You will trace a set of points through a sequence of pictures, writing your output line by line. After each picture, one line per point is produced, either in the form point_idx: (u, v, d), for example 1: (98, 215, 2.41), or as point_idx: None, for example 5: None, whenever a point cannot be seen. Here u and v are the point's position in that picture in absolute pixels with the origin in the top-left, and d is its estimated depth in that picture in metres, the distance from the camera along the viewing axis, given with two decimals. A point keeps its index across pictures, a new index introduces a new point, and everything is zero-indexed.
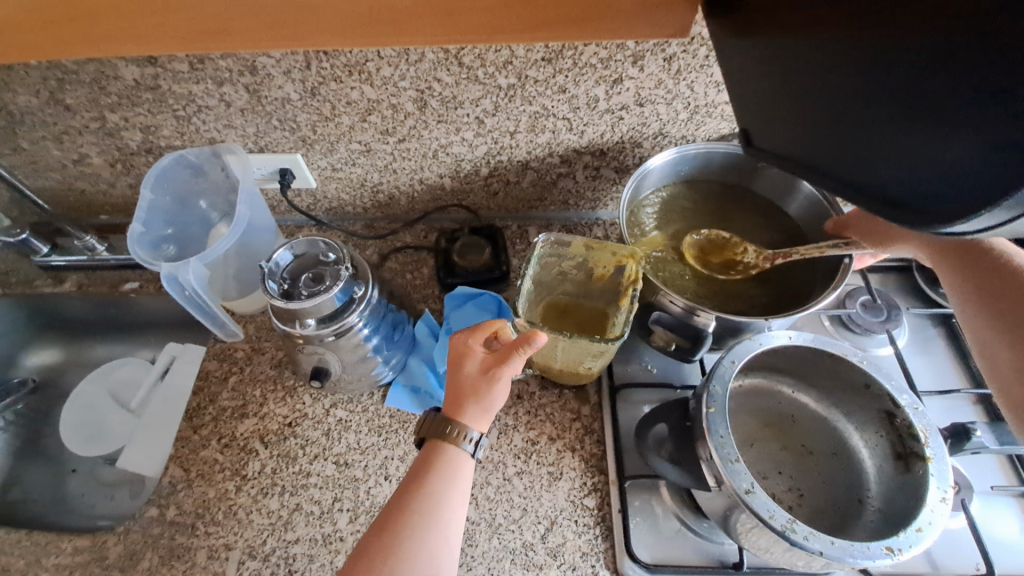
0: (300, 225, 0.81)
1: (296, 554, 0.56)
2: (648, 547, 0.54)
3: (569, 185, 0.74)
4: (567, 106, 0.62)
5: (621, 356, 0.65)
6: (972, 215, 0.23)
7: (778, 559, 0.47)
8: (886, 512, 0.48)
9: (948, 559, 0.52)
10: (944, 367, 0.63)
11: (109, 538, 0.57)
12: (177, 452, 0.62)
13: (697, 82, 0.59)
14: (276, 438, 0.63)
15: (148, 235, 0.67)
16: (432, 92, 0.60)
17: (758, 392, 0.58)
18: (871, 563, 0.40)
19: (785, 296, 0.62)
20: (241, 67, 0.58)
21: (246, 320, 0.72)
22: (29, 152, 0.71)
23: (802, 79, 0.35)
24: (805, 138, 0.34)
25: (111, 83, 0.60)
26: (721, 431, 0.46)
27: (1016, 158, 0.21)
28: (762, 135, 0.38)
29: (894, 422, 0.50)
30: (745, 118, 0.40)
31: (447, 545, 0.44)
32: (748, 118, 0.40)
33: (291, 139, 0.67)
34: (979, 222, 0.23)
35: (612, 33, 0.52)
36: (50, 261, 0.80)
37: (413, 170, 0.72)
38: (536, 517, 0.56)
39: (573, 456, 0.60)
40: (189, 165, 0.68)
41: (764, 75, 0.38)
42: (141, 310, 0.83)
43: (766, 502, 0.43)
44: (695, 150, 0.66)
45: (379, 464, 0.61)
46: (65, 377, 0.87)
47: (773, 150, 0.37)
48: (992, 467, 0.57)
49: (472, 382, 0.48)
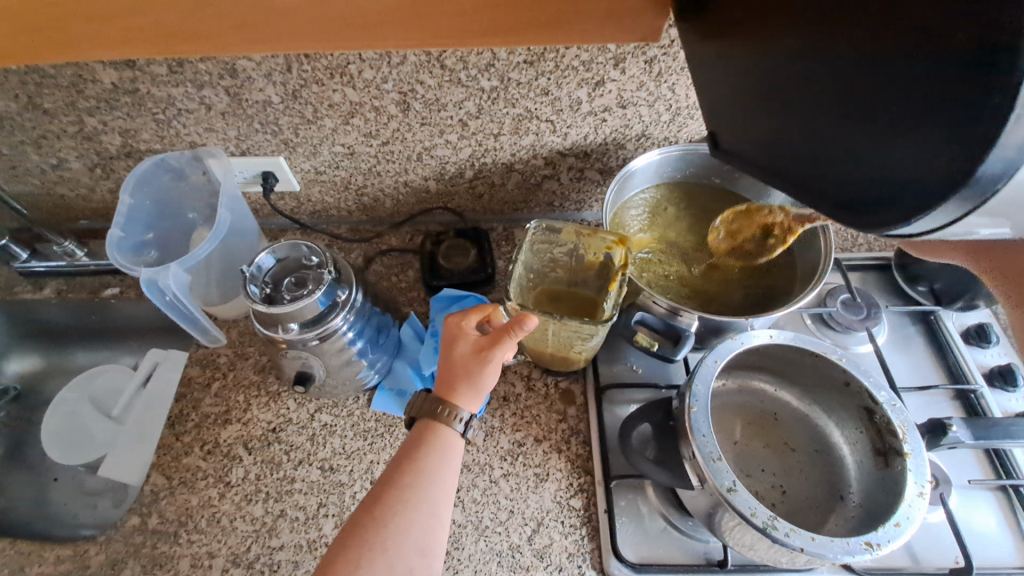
0: (284, 229, 0.81)
1: (281, 560, 0.55)
2: (634, 547, 0.54)
3: (553, 186, 0.74)
4: (550, 108, 0.62)
5: (606, 357, 0.66)
6: (918, 213, 0.23)
7: (762, 556, 0.47)
8: (867, 508, 0.48)
9: (927, 553, 0.53)
10: (923, 363, 0.64)
11: (90, 548, 0.56)
12: (159, 459, 0.61)
13: (679, 84, 0.59)
14: (261, 443, 0.62)
15: (128, 239, 0.66)
16: (415, 95, 0.60)
17: (741, 391, 0.59)
18: (851, 558, 0.41)
19: (765, 296, 0.62)
20: (221, 71, 0.57)
21: (229, 325, 0.71)
22: (5, 157, 0.69)
23: (758, 78, 0.34)
24: (764, 138, 0.34)
25: (88, 87, 0.59)
26: (703, 430, 0.46)
27: (951, 152, 0.22)
28: (726, 136, 0.38)
29: (873, 418, 0.51)
30: (712, 119, 0.40)
31: (438, 522, 0.44)
32: (713, 119, 0.40)
33: (273, 142, 0.66)
34: (926, 222, 0.23)
35: (586, 36, 0.53)
36: (30, 267, 0.79)
37: (397, 173, 0.72)
38: (523, 519, 0.56)
39: (559, 457, 0.60)
40: (170, 169, 0.68)
41: (721, 71, 0.38)
42: (122, 316, 0.81)
43: (747, 500, 0.43)
44: (677, 152, 0.66)
45: (366, 468, 0.60)
46: (46, 384, 0.86)
47: (738, 150, 0.37)
48: (969, 461, 0.58)
49: (463, 363, 0.49)
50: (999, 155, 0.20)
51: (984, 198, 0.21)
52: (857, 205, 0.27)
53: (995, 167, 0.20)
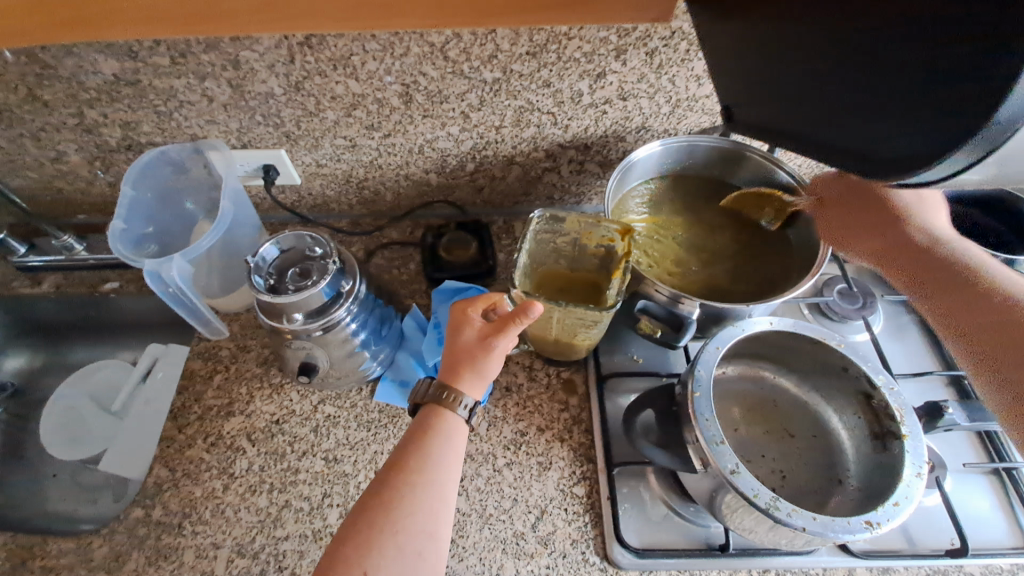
0: (284, 222, 0.81)
1: (286, 550, 0.55)
2: (636, 533, 0.54)
3: (554, 179, 0.75)
4: (552, 100, 0.63)
5: (607, 347, 0.66)
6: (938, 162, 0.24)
7: (762, 539, 0.48)
8: (865, 490, 0.49)
9: (923, 534, 0.54)
10: (918, 352, 0.65)
11: (94, 540, 0.56)
12: (162, 452, 0.61)
13: (679, 76, 0.60)
14: (264, 435, 0.62)
15: (130, 231, 0.66)
16: (417, 86, 0.60)
17: (742, 379, 0.60)
18: (852, 537, 0.42)
19: (763, 291, 0.62)
20: (224, 61, 0.57)
21: (230, 318, 0.71)
22: (3, 151, 0.69)
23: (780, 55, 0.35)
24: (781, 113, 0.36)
25: (90, 78, 0.59)
26: (706, 414, 0.47)
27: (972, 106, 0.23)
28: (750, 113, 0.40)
29: (871, 403, 0.52)
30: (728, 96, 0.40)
31: (444, 503, 0.44)
32: (742, 86, 0.40)
33: (275, 135, 0.67)
34: (943, 169, 0.25)
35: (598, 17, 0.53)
36: (27, 261, 0.78)
37: (399, 166, 0.72)
38: (527, 507, 0.57)
39: (562, 446, 0.60)
40: (170, 162, 0.68)
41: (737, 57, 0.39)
42: (122, 311, 0.81)
43: (750, 481, 0.44)
44: (678, 143, 0.66)
45: (369, 458, 0.61)
46: (42, 381, 0.85)
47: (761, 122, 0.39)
48: (963, 445, 0.60)
49: (469, 348, 0.49)
50: (1015, 98, 0.21)
51: (997, 142, 0.22)
52: (881, 162, 0.28)
53: (1012, 109, 0.22)
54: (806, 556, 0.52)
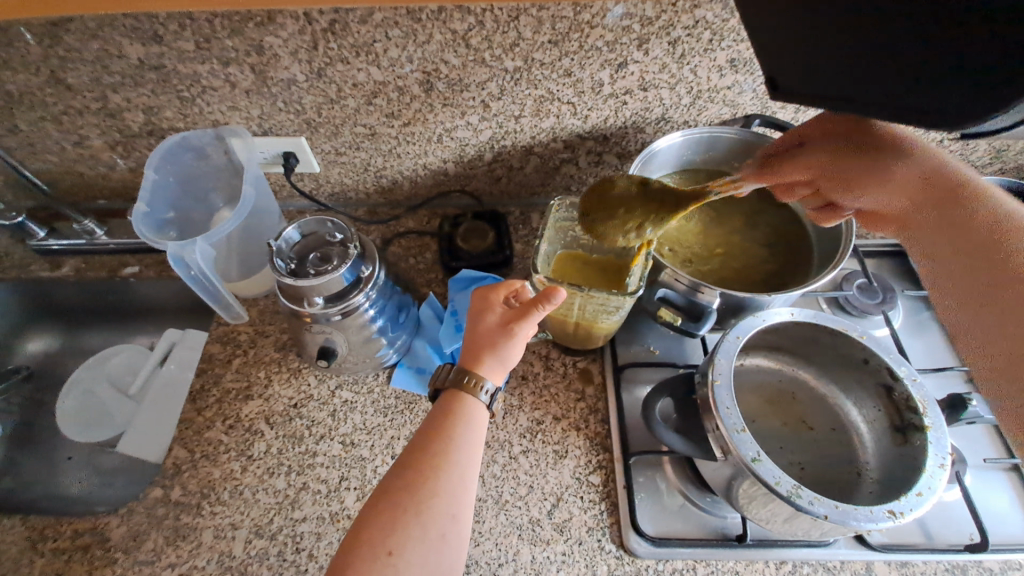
0: (302, 210, 0.82)
1: (303, 532, 0.56)
2: (653, 521, 0.54)
3: (571, 170, 0.75)
4: (572, 90, 0.63)
5: (624, 338, 0.67)
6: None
7: (781, 529, 0.48)
8: (885, 482, 0.49)
9: (941, 528, 0.54)
10: (938, 347, 0.65)
11: (112, 519, 0.57)
12: (181, 433, 0.62)
13: (701, 66, 0.60)
14: (282, 419, 0.63)
15: (152, 215, 0.66)
16: (438, 74, 0.60)
17: (759, 371, 0.60)
18: (875, 526, 0.42)
19: (773, 287, 0.61)
20: (248, 47, 0.58)
21: (248, 303, 0.72)
22: (26, 134, 0.70)
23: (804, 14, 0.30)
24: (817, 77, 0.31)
25: (114, 62, 0.60)
26: (726, 402, 0.47)
27: None
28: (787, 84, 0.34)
29: (892, 396, 0.51)
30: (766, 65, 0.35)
31: (467, 487, 0.44)
32: (773, 65, 0.35)
33: (296, 122, 0.67)
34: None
35: None
36: (47, 245, 0.79)
37: (417, 155, 0.72)
38: (543, 494, 0.57)
39: (578, 435, 0.60)
40: (192, 147, 0.69)
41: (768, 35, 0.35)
42: (141, 295, 0.82)
43: (772, 469, 0.44)
44: (699, 135, 0.66)
45: (387, 443, 0.61)
46: (61, 364, 0.86)
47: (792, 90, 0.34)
48: (983, 440, 0.59)
49: (490, 334, 0.49)
50: None
51: None
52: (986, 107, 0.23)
53: None
54: (824, 547, 0.52)
